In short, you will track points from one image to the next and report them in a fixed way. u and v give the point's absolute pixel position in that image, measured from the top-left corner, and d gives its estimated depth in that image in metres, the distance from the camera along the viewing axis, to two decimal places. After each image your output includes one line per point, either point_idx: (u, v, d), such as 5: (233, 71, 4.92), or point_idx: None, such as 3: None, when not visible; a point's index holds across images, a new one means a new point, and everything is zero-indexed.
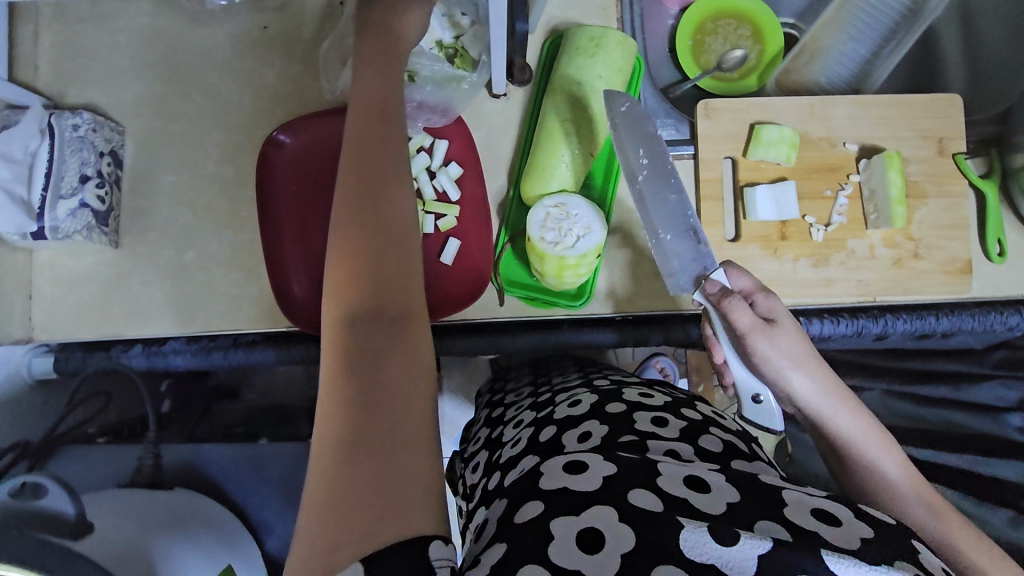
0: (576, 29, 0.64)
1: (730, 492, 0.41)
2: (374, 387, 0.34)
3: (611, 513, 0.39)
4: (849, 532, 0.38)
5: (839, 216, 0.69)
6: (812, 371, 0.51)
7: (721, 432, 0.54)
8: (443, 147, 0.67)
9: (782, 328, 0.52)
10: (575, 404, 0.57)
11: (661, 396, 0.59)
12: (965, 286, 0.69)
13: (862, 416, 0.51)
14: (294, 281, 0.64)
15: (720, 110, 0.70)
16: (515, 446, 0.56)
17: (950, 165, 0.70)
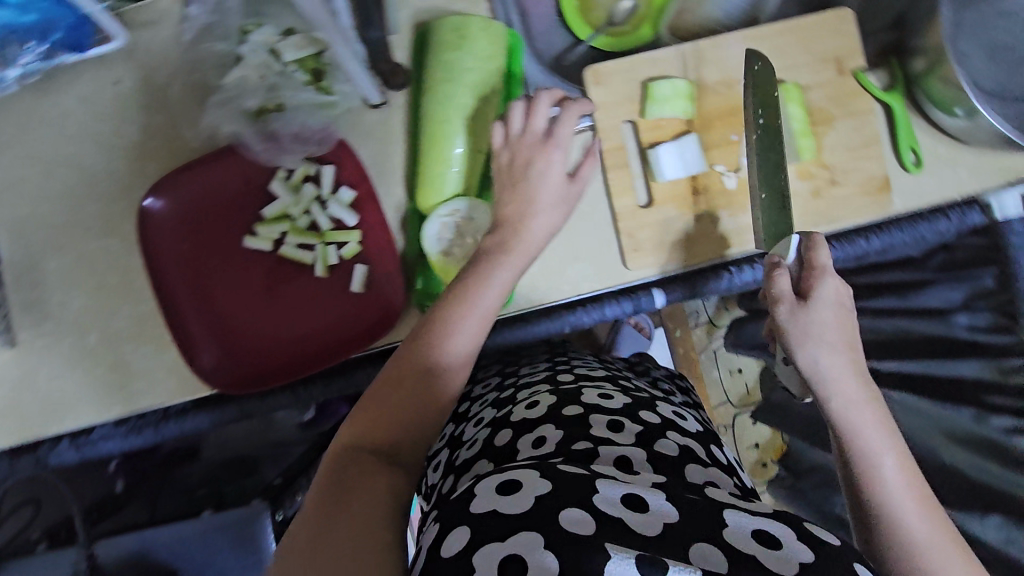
0: (437, 23, 0.60)
1: (669, 513, 0.42)
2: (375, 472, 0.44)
3: (535, 539, 0.39)
4: (786, 556, 0.40)
5: (748, 159, 0.67)
6: (835, 359, 0.54)
7: (677, 436, 0.60)
8: (328, 172, 0.63)
9: (818, 307, 0.55)
10: (532, 406, 0.63)
11: (621, 399, 0.65)
12: (885, 203, 0.68)
13: (873, 414, 0.53)
14: (205, 345, 0.61)
15: (608, 74, 0.67)
16: (470, 448, 0.63)
17: (851, 83, 0.68)
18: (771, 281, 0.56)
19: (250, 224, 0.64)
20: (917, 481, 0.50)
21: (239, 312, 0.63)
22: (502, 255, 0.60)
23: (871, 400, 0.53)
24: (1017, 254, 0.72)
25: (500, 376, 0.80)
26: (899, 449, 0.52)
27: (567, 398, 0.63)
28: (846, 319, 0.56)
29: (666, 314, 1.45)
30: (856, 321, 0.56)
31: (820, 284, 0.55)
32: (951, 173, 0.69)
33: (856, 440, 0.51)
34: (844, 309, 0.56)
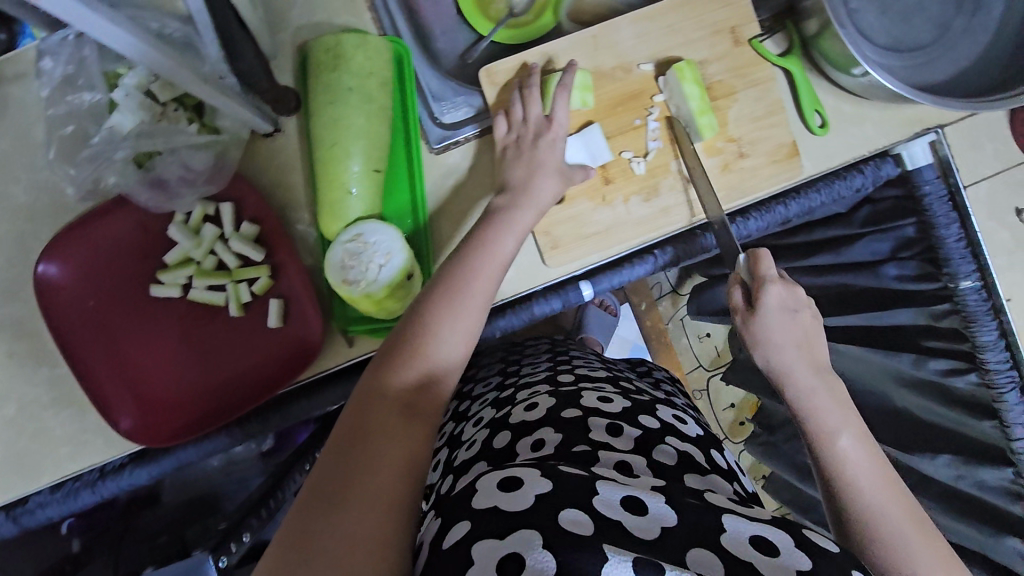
0: (310, 44, 0.59)
1: (668, 517, 0.41)
2: (360, 469, 0.43)
3: (534, 536, 0.38)
4: (783, 564, 0.39)
5: (654, 143, 0.66)
6: (795, 350, 0.58)
7: (677, 441, 0.58)
8: (228, 210, 0.62)
9: (767, 316, 0.58)
10: (531, 408, 0.61)
11: (620, 402, 0.63)
12: (797, 168, 0.68)
13: (834, 399, 0.56)
14: (124, 403, 0.60)
15: (503, 74, 0.66)
16: (469, 448, 0.60)
17: (749, 52, 0.67)
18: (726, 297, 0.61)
19: (155, 272, 0.62)
20: (877, 459, 0.53)
21: (158, 364, 0.62)
22: (411, 274, 0.58)
23: (829, 389, 0.56)
24: (933, 204, 0.72)
25: (500, 377, 0.78)
26: (857, 429, 0.54)
27: (567, 400, 0.61)
28: (801, 321, 0.58)
29: (629, 288, 1.38)
30: (809, 319, 0.58)
31: (763, 293, 0.58)
32: (858, 131, 0.69)
33: (813, 422, 0.55)
34: (801, 311, 0.59)
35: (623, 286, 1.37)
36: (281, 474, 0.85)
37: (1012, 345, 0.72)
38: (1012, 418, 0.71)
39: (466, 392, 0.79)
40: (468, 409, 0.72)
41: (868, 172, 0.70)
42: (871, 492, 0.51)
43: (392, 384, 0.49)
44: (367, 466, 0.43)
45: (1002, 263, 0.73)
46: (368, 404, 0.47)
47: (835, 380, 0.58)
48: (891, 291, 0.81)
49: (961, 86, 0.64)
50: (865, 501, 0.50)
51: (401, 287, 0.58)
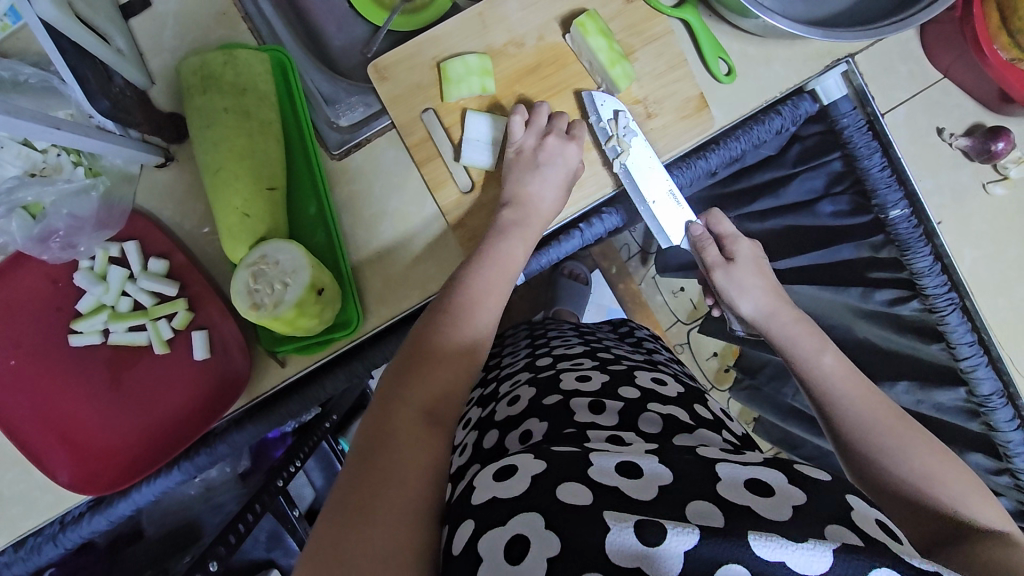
0: (181, 68, 0.59)
1: (663, 475, 0.40)
2: (388, 444, 0.46)
3: (539, 519, 0.37)
4: (781, 500, 0.38)
5: (627, 132, 0.63)
6: (756, 295, 0.64)
7: (660, 406, 0.56)
8: (133, 248, 0.61)
9: (741, 264, 0.66)
10: (513, 403, 0.60)
11: (598, 377, 0.61)
12: (707, 121, 0.66)
13: (803, 329, 0.61)
14: (58, 463, 0.60)
15: (393, 67, 0.64)
16: (462, 453, 0.58)
17: (642, 8, 0.65)
18: (700, 253, 0.66)
19: (70, 323, 0.61)
20: (858, 380, 0.56)
21: (94, 417, 0.61)
22: (324, 288, 0.57)
23: (806, 325, 0.62)
24: (853, 135, 0.71)
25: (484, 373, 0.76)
26: (834, 356, 0.58)
27: (546, 388, 0.59)
28: (769, 271, 0.67)
29: (597, 254, 1.27)
30: (771, 268, 0.67)
31: (735, 244, 0.67)
32: (765, 72, 0.67)
33: (793, 350, 0.60)
34: (764, 262, 0.67)
35: (589, 252, 1.25)
36: (255, 493, 0.85)
37: (947, 267, 0.72)
38: (957, 338, 0.70)
39: None
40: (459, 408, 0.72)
41: (786, 112, 0.70)
42: (860, 400, 0.54)
43: (408, 392, 0.50)
44: (396, 442, 0.46)
45: (928, 186, 0.73)
46: (375, 428, 0.48)
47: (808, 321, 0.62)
48: (830, 229, 0.79)
49: (859, 15, 0.63)
50: (856, 411, 0.53)
51: (313, 303, 0.56)
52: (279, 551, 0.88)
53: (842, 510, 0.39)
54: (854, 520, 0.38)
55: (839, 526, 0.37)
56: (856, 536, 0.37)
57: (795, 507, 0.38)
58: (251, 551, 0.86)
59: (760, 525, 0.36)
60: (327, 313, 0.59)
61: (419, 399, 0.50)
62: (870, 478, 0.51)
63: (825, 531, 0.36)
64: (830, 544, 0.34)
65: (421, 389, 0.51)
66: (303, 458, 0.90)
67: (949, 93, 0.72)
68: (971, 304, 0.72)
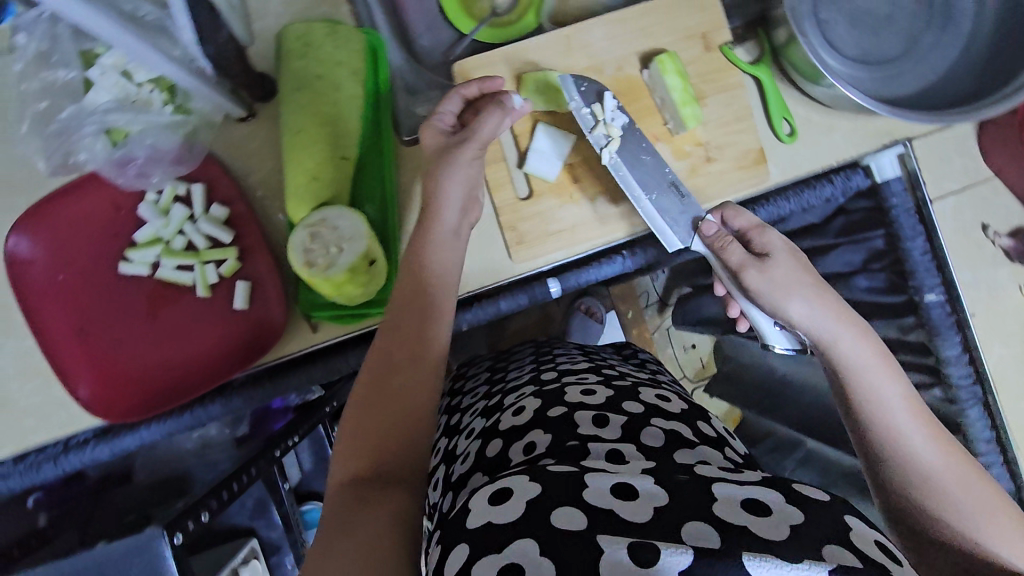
0: (285, 31, 0.62)
1: (658, 496, 0.41)
2: (353, 495, 0.46)
3: (533, 546, 0.37)
4: (778, 521, 0.39)
5: (612, 116, 0.65)
6: (807, 297, 0.57)
7: (663, 421, 0.56)
8: (199, 191, 0.63)
9: (778, 260, 0.59)
10: (518, 412, 0.60)
11: (603, 392, 0.61)
12: (763, 174, 0.68)
13: (870, 352, 0.54)
14: (79, 383, 0.61)
15: (476, 70, 0.67)
16: (464, 462, 0.59)
17: (719, 58, 0.68)
18: (723, 254, 0.61)
19: (123, 250, 0.63)
20: (926, 419, 0.50)
21: (124, 344, 0.62)
22: (371, 258, 0.59)
23: (868, 337, 0.55)
24: (900, 216, 0.73)
25: (488, 383, 0.77)
26: (901, 386, 0.52)
27: (551, 399, 0.59)
28: (813, 269, 0.59)
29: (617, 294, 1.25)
30: (805, 257, 0.60)
31: (766, 238, 0.61)
32: (825, 140, 0.70)
33: (853, 371, 0.53)
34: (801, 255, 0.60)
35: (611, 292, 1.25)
36: (249, 458, 0.84)
37: (975, 359, 0.73)
38: (976, 433, 0.73)
39: (453, 406, 0.78)
40: (461, 416, 0.73)
41: (837, 182, 0.72)
42: (924, 443, 0.49)
43: (369, 429, 0.50)
44: (361, 492, 0.46)
45: (966, 278, 0.74)
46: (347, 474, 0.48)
47: (872, 335, 0.55)
48: (864, 304, 0.80)
49: (920, 104, 0.66)
50: (916, 460, 0.48)
51: (362, 272, 0.58)
52: (262, 522, 0.85)
53: (840, 531, 0.39)
54: (852, 542, 0.38)
55: (836, 546, 0.37)
56: (856, 559, 0.37)
57: (793, 527, 0.38)
58: (234, 516, 0.84)
59: (753, 546, 0.36)
60: (372, 287, 0.61)
61: (378, 433, 0.50)
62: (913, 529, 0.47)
63: (822, 552, 0.37)
64: (825, 565, 0.35)
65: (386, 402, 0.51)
66: (300, 436, 0.90)
67: (998, 193, 0.74)
68: (993, 402, 0.73)
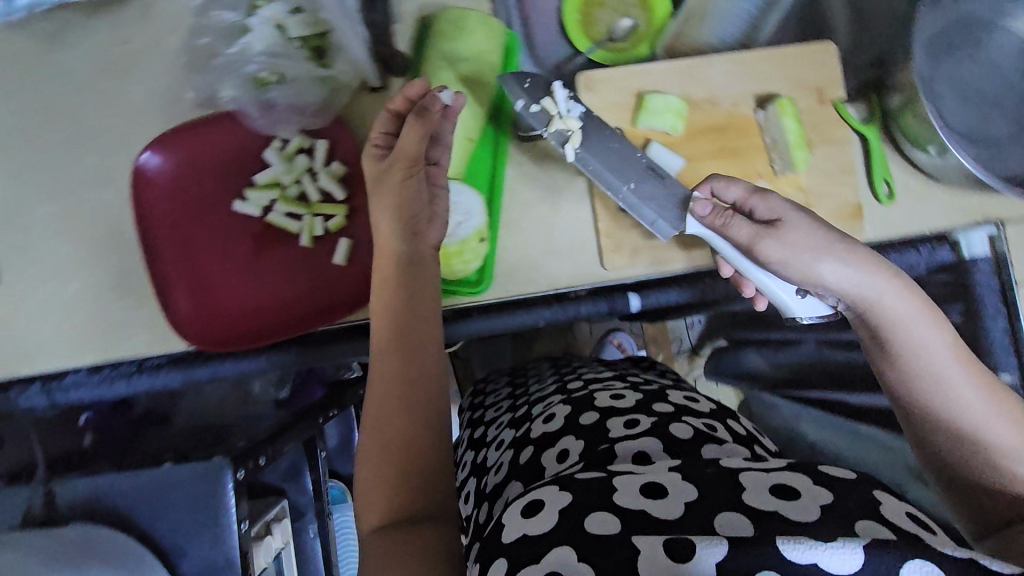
0: (440, 13, 0.65)
1: (687, 492, 0.43)
2: (388, 532, 0.49)
3: (570, 553, 0.39)
4: (806, 504, 0.41)
5: (569, 108, 0.65)
6: (841, 256, 0.55)
7: (694, 419, 0.58)
8: (323, 146, 0.66)
9: (791, 225, 0.57)
10: (549, 420, 0.62)
11: (633, 396, 0.63)
12: (857, 230, 0.70)
13: (913, 303, 0.55)
14: (178, 298, 0.64)
15: (601, 81, 0.70)
16: (497, 472, 0.61)
17: (831, 112, 0.70)
18: (727, 230, 0.59)
19: (242, 187, 0.66)
20: (964, 364, 0.54)
21: (225, 271, 0.65)
22: (483, 238, 0.66)
23: (908, 287, 0.55)
24: (984, 296, 0.74)
25: (511, 398, 0.78)
26: (944, 334, 0.54)
27: (582, 405, 0.62)
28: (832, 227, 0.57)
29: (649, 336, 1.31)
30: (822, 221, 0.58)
31: (770, 203, 0.58)
32: (920, 208, 0.72)
33: (890, 327, 0.54)
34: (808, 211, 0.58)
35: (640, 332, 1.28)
36: (291, 421, 0.84)
37: None
38: None
39: (477, 420, 0.80)
40: (485, 429, 0.75)
41: (923, 252, 0.71)
42: (965, 389, 0.53)
43: (381, 456, 0.52)
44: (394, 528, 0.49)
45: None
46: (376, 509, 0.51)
47: (913, 283, 0.56)
48: None
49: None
50: (957, 406, 0.53)
51: (473, 246, 0.65)
52: (292, 485, 0.86)
53: (871, 507, 0.42)
54: (884, 516, 0.41)
55: (870, 521, 0.40)
56: (888, 531, 0.39)
57: (822, 507, 0.41)
58: (268, 475, 0.86)
59: (788, 530, 0.39)
60: (476, 264, 0.67)
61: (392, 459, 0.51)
62: (944, 463, 0.54)
63: (856, 528, 0.39)
64: (858, 541, 0.37)
65: (394, 405, 0.53)
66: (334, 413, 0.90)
67: None
68: None
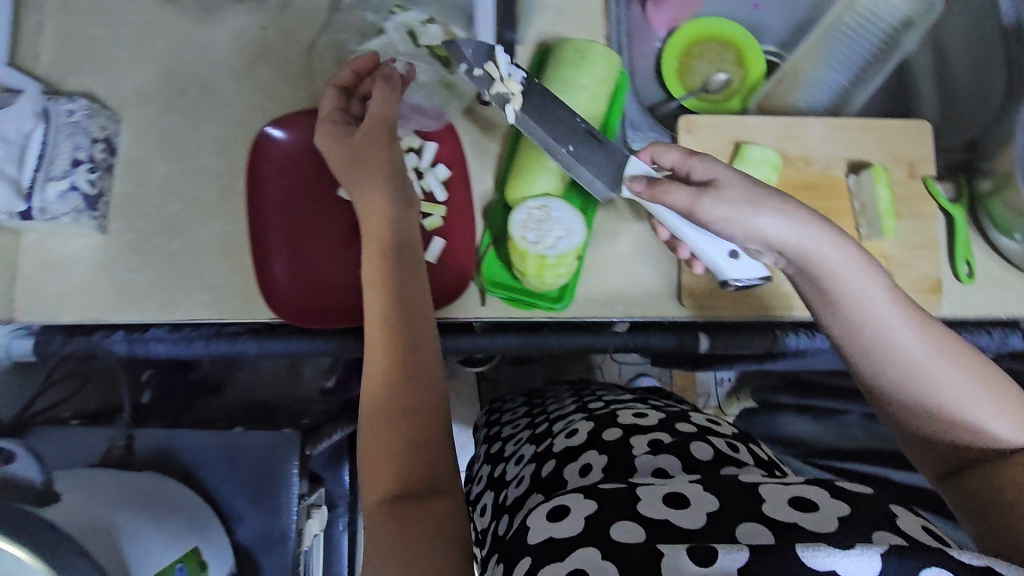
0: (564, 42, 0.67)
1: (709, 501, 0.45)
2: (397, 514, 0.46)
3: (594, 552, 0.41)
4: (825, 515, 0.43)
5: (510, 72, 0.62)
6: (776, 209, 0.52)
7: (717, 439, 0.59)
8: (432, 148, 0.69)
9: (727, 184, 0.53)
10: (572, 434, 0.63)
11: (655, 415, 0.65)
12: (935, 304, 0.71)
13: (849, 253, 0.52)
14: (276, 265, 0.68)
15: (702, 126, 0.72)
16: (519, 485, 0.61)
17: (920, 188, 0.72)
18: (665, 195, 0.55)
19: None
20: (910, 311, 0.51)
21: (321, 246, 0.69)
22: (579, 255, 0.63)
23: (840, 237, 0.52)
24: None
25: (529, 415, 0.77)
26: (878, 277, 0.52)
27: (605, 421, 0.63)
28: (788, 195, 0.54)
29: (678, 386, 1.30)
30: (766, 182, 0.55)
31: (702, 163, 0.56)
32: (1000, 293, 0.72)
33: (830, 283, 0.52)
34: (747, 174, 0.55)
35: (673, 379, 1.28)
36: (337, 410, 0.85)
37: None
38: None
39: (495, 434, 0.80)
40: (502, 443, 0.75)
41: (994, 337, 0.73)
42: (910, 339, 0.50)
43: (384, 431, 0.49)
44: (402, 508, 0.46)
45: None
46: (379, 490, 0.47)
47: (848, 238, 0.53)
48: None
49: None
50: (901, 362, 0.50)
51: (569, 261, 0.62)
52: (331, 475, 0.85)
53: (886, 517, 0.43)
54: (898, 527, 0.42)
55: (884, 531, 0.41)
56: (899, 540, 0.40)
57: (841, 519, 0.42)
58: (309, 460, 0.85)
59: (806, 537, 0.40)
60: (565, 279, 0.64)
61: (395, 436, 0.48)
62: (900, 415, 0.53)
63: (871, 535, 0.41)
64: (877, 549, 0.36)
65: (391, 398, 0.49)
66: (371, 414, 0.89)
67: None
68: None
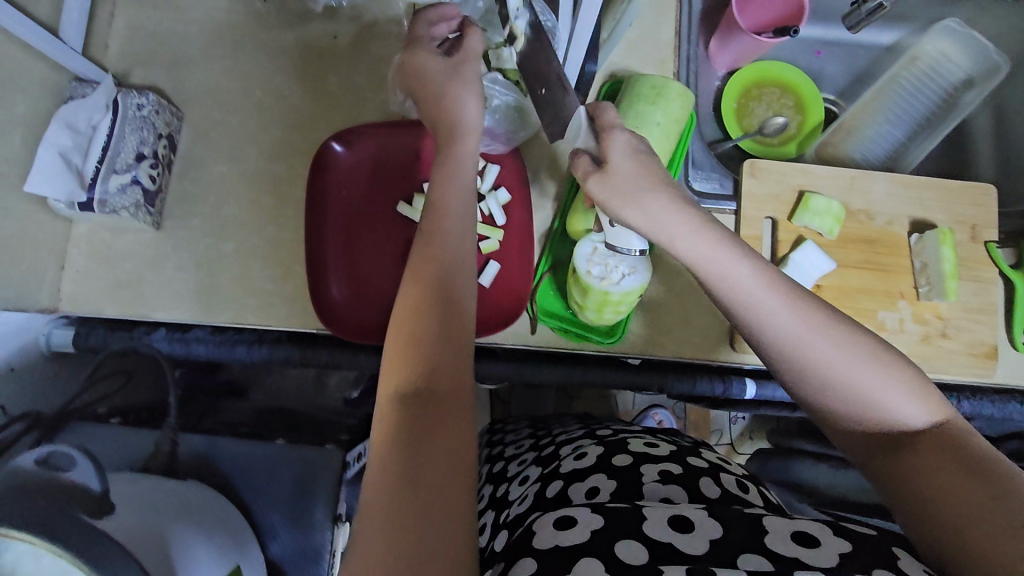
0: (638, 77, 0.67)
1: (712, 527, 0.43)
2: (411, 424, 0.40)
3: (596, 564, 0.40)
4: (826, 550, 0.40)
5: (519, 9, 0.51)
6: (645, 192, 0.50)
7: (732, 476, 0.57)
8: (494, 171, 0.68)
9: (619, 163, 0.52)
10: (581, 457, 0.60)
11: (665, 446, 0.62)
12: (990, 370, 0.70)
13: (709, 235, 0.49)
14: (333, 284, 0.67)
15: (765, 171, 0.72)
16: (522, 503, 0.59)
17: (982, 251, 0.72)
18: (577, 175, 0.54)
19: (409, 192, 0.70)
20: (783, 288, 0.47)
21: (375, 265, 0.68)
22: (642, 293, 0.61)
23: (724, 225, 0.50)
24: None
25: (533, 437, 0.74)
26: (753, 261, 0.48)
27: (616, 447, 0.60)
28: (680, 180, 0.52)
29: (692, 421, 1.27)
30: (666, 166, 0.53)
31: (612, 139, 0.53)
32: None
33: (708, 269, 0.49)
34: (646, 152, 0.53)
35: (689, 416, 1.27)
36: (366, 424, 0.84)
37: None
38: None
39: (495, 454, 0.77)
40: (504, 465, 0.73)
41: None
42: (784, 319, 0.46)
43: (410, 339, 0.44)
44: (416, 420, 0.40)
45: None
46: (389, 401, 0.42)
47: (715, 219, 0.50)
48: None
49: None
50: (780, 344, 0.46)
51: (631, 300, 0.60)
52: None
53: (889, 557, 0.39)
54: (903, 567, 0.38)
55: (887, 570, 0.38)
56: None
57: (843, 555, 0.39)
58: None
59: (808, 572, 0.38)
60: (624, 315, 0.63)
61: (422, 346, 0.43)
62: (812, 411, 0.46)
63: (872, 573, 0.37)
64: None
65: (417, 318, 0.44)
66: None
67: None
68: None
